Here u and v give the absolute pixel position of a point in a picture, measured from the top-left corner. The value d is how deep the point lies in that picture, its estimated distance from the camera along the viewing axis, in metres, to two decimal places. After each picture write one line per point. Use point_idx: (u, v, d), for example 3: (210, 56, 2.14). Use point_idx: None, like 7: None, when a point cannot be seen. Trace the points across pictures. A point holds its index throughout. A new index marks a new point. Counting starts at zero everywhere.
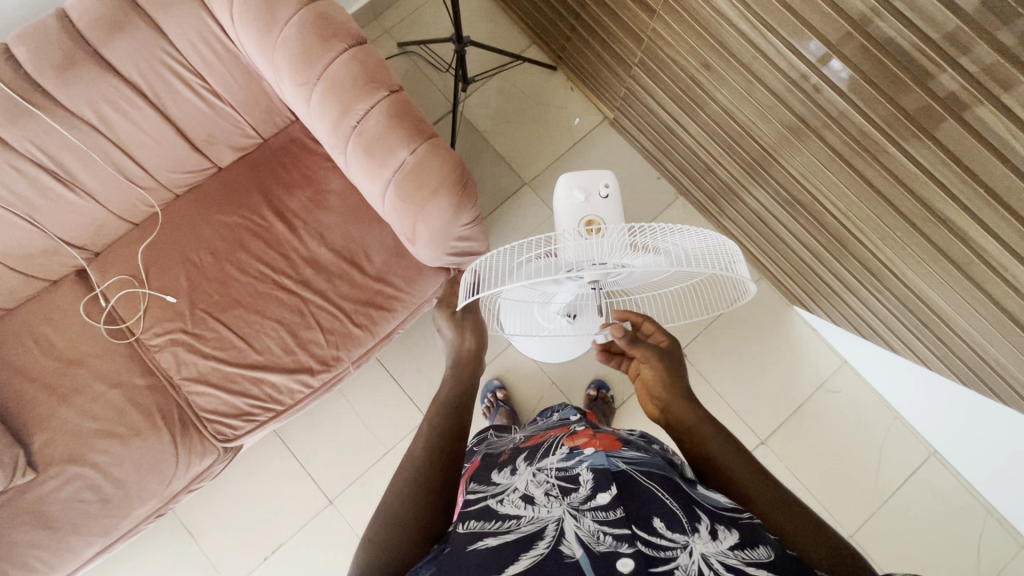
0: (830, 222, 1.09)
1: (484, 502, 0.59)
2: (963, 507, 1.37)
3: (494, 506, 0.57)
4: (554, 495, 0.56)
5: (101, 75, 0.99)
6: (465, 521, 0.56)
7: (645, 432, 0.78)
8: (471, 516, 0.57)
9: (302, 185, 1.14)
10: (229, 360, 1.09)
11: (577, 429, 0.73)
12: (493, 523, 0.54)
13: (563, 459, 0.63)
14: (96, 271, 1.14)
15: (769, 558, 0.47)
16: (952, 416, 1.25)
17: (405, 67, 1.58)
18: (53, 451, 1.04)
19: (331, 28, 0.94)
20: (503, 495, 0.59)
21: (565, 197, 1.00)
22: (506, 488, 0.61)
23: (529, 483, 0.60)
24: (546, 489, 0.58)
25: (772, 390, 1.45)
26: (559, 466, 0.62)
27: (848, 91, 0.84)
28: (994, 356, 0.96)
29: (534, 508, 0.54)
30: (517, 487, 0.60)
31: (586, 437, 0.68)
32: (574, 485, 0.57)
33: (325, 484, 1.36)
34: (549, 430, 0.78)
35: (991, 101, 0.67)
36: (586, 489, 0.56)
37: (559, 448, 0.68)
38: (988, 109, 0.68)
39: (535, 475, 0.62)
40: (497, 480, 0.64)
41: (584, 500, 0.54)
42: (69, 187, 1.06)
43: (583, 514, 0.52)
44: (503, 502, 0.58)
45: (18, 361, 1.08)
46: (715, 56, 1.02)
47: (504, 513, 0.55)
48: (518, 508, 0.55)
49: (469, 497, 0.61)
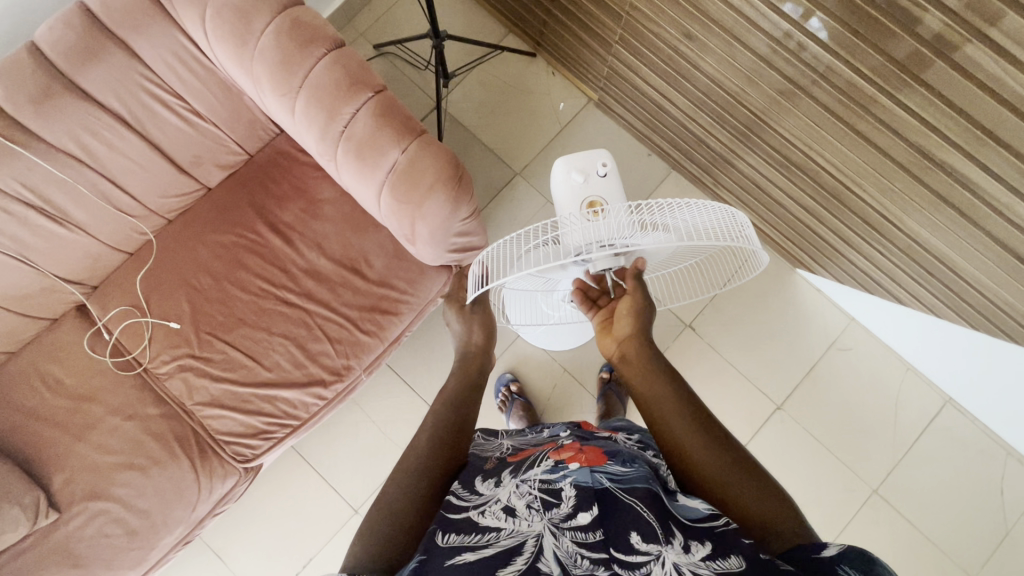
0: (827, 181, 1.08)
1: (465, 511, 0.58)
2: (982, 451, 1.38)
3: (474, 518, 0.57)
4: (536, 509, 0.56)
5: (80, 105, 0.97)
6: (445, 530, 0.55)
7: (644, 437, 0.76)
8: (451, 524, 0.56)
9: (294, 197, 1.13)
10: (240, 381, 1.08)
11: (564, 441, 0.71)
12: (472, 536, 0.54)
13: (546, 472, 0.62)
14: (96, 304, 1.13)
15: (739, 568, 0.46)
16: (965, 363, 1.26)
17: (383, 68, 1.56)
18: (73, 489, 1.03)
19: (308, 33, 0.92)
20: (486, 506, 0.59)
21: (563, 179, 1.00)
22: (488, 499, 0.60)
23: (512, 494, 0.59)
24: (527, 501, 0.57)
25: (784, 354, 1.45)
26: (543, 478, 0.60)
27: (832, 46, 0.83)
28: (1002, 297, 0.96)
29: (514, 521, 0.55)
30: (500, 499, 0.60)
31: (571, 451, 0.66)
32: (556, 501, 0.57)
33: (350, 493, 1.36)
34: (537, 445, 0.75)
35: (980, 37, 0.66)
36: (567, 506, 0.56)
37: (544, 460, 0.65)
38: (976, 46, 0.67)
39: (519, 486, 0.60)
40: (480, 490, 0.63)
41: (565, 518, 0.54)
42: (60, 223, 1.05)
43: (563, 534, 0.53)
44: (484, 514, 0.57)
45: (28, 403, 1.07)
46: (696, 25, 1.01)
47: (485, 525, 0.55)
48: (499, 521, 0.55)
49: (450, 504, 0.61)
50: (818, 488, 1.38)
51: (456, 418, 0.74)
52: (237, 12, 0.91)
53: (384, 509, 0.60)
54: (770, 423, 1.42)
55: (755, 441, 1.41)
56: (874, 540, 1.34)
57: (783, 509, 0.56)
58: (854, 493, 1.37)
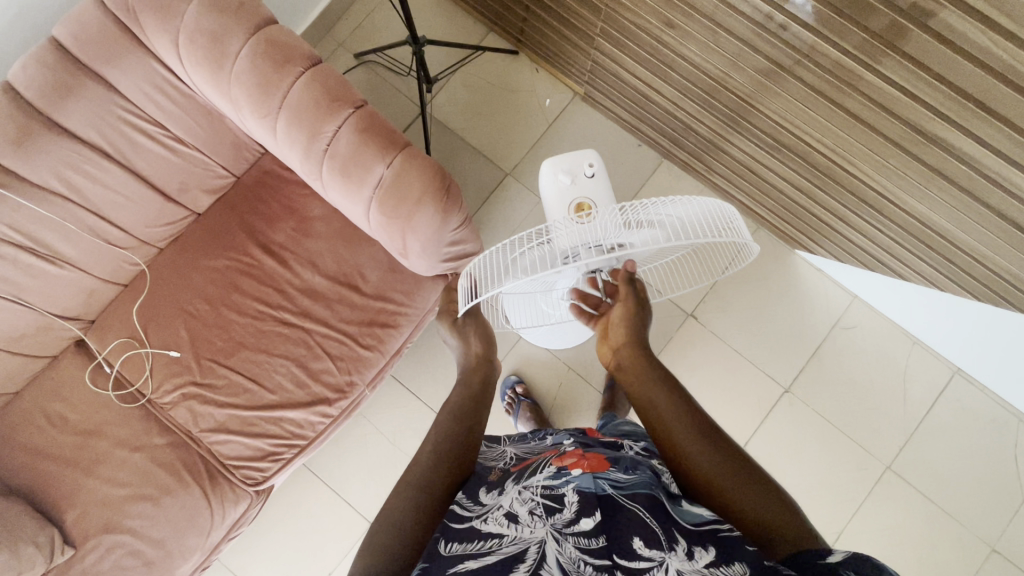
0: (819, 160, 1.07)
1: (469, 521, 0.59)
2: (994, 420, 1.37)
3: (477, 526, 0.57)
4: (538, 516, 0.56)
5: (61, 142, 0.96)
6: (448, 540, 0.56)
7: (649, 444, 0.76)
8: (455, 534, 0.57)
9: (284, 216, 1.12)
10: (243, 405, 1.08)
11: (566, 448, 0.70)
12: (475, 543, 0.54)
13: (549, 478, 0.62)
14: (95, 338, 1.13)
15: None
16: (973, 335, 1.24)
17: (366, 78, 1.55)
18: (86, 525, 1.02)
19: (284, 52, 0.91)
20: (489, 514, 0.59)
21: (551, 181, 1.00)
22: (491, 508, 0.60)
23: (515, 500, 0.60)
24: (529, 508, 0.57)
25: (788, 337, 1.44)
26: (545, 485, 0.61)
27: (815, 25, 0.81)
28: (1005, 267, 0.95)
29: (517, 527, 0.55)
30: (502, 505, 0.60)
31: (574, 457, 0.65)
32: (558, 507, 0.56)
33: (364, 506, 1.36)
34: (540, 452, 0.75)
35: (957, 3, 0.65)
36: (569, 512, 0.55)
37: (546, 467, 0.65)
38: (955, 14, 0.66)
39: (521, 493, 0.61)
40: (483, 499, 0.63)
41: (567, 523, 0.54)
42: (51, 261, 1.04)
43: (566, 539, 0.52)
44: (487, 521, 0.58)
45: (36, 442, 1.07)
46: (677, 13, 0.99)
47: (488, 532, 0.56)
48: (502, 527, 0.56)
49: (454, 514, 0.61)
50: (831, 468, 1.38)
51: (460, 432, 0.74)
52: (209, 34, 0.90)
53: (393, 532, 0.60)
54: (779, 406, 1.41)
55: (764, 426, 1.40)
56: (890, 516, 1.34)
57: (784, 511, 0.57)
58: (867, 471, 1.37)
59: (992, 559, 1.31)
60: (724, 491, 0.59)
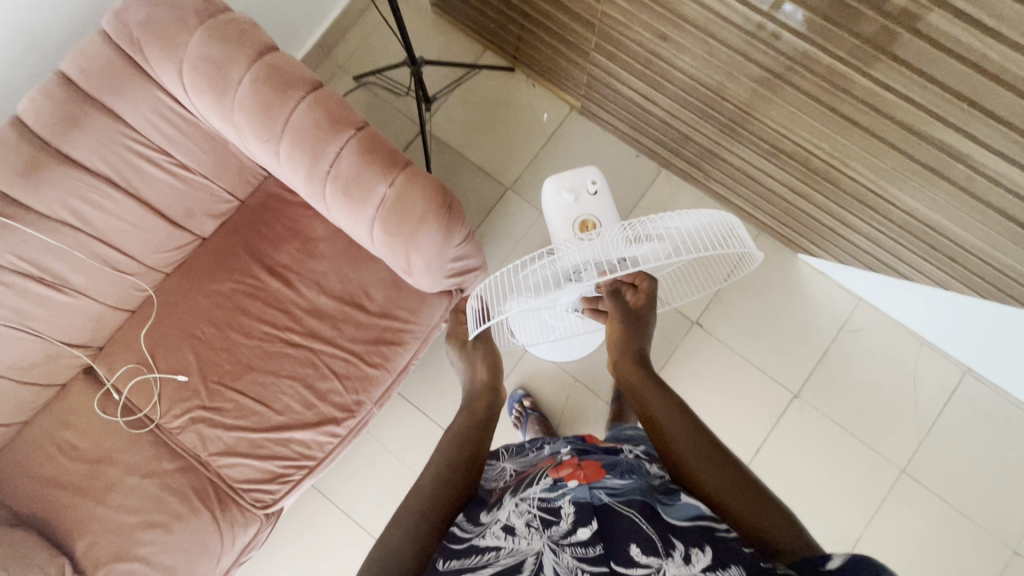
0: (818, 164, 1.07)
1: (467, 540, 0.59)
2: (1009, 419, 1.36)
3: (474, 542, 0.57)
4: (535, 528, 0.56)
5: (69, 172, 0.98)
6: (447, 557, 0.57)
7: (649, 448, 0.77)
8: (454, 551, 0.57)
9: (289, 238, 1.14)
10: (253, 427, 1.08)
11: (564, 457, 0.70)
12: (473, 557, 0.55)
13: (545, 490, 0.61)
14: (103, 365, 1.13)
15: None
16: (986, 336, 1.22)
17: (365, 99, 1.57)
18: (95, 554, 1.01)
19: (285, 78, 0.93)
20: (486, 529, 0.59)
21: (555, 200, 1.02)
22: (489, 522, 0.61)
23: (511, 513, 0.60)
24: (527, 520, 0.57)
25: (795, 341, 1.43)
26: (542, 497, 0.60)
27: (805, 32, 0.82)
28: (1008, 264, 0.95)
29: (513, 540, 0.55)
30: (500, 519, 0.60)
31: (570, 467, 0.65)
32: (555, 519, 0.56)
33: (374, 525, 1.35)
34: (538, 463, 0.75)
35: (944, 7, 0.66)
36: (567, 523, 0.55)
37: (543, 478, 0.65)
38: (943, 17, 0.67)
39: (518, 505, 0.61)
40: (482, 519, 0.62)
41: (564, 535, 0.54)
42: (60, 290, 1.05)
43: (563, 550, 0.52)
44: (485, 535, 0.58)
45: (47, 471, 1.07)
46: (670, 27, 1.00)
47: (485, 545, 0.56)
48: (499, 539, 0.56)
49: (453, 535, 0.61)
50: (846, 473, 1.36)
51: (469, 449, 0.74)
52: (212, 63, 0.92)
53: (409, 553, 0.59)
54: (789, 412, 1.40)
55: (774, 435, 1.39)
56: (906, 520, 1.32)
57: (780, 518, 0.57)
58: (882, 474, 1.35)
59: (1014, 562, 1.29)
60: (729, 501, 0.60)
